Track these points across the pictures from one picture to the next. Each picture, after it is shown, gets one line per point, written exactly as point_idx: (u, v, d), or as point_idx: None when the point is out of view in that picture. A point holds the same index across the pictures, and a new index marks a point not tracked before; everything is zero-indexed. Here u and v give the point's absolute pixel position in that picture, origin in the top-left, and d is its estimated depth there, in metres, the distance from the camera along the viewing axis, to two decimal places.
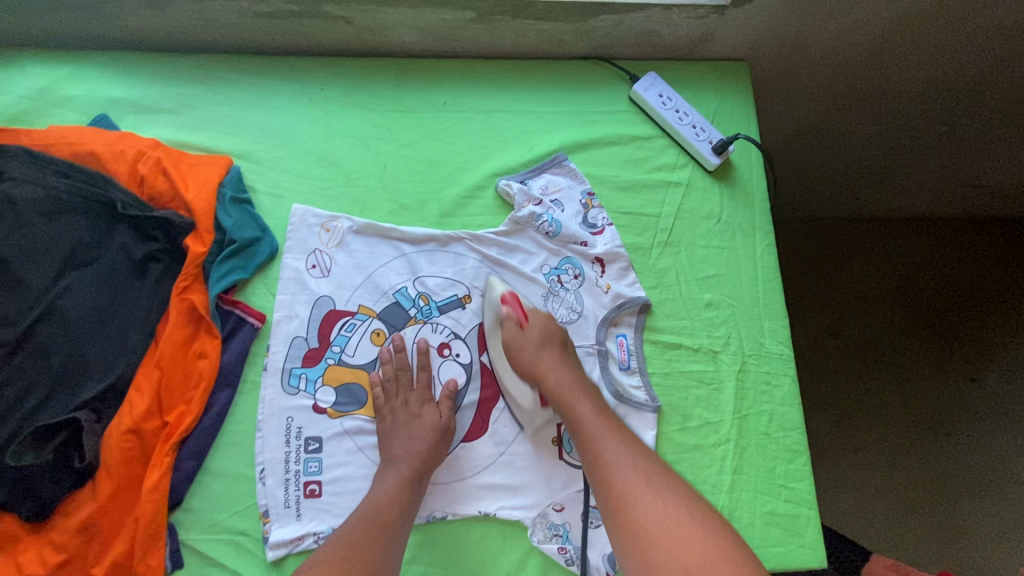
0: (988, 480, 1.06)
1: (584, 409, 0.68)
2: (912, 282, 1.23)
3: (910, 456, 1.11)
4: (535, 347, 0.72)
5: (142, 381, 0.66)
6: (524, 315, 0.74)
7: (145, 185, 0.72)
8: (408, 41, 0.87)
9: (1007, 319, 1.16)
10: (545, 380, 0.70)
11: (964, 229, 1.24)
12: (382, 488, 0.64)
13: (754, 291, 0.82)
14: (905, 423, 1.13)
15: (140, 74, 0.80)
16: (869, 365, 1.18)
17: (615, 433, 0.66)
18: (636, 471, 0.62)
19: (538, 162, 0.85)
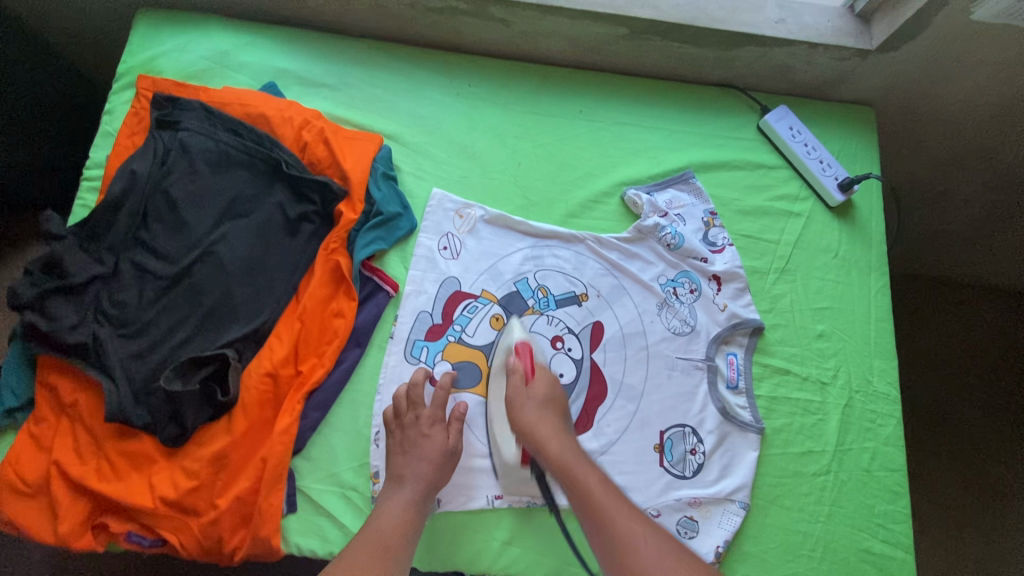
0: None
1: (591, 478, 0.63)
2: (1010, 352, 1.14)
3: (985, 523, 1.05)
4: (536, 408, 0.67)
5: (284, 330, 0.71)
6: (532, 371, 0.70)
7: (308, 151, 0.76)
8: (556, 50, 0.85)
9: None
10: (546, 447, 0.65)
11: None
12: (384, 518, 0.62)
13: (865, 329, 0.78)
14: (981, 490, 1.07)
15: (309, 49, 0.83)
16: (977, 452, 1.10)
17: (623, 508, 0.61)
18: (645, 542, 0.59)
19: (665, 177, 0.82)
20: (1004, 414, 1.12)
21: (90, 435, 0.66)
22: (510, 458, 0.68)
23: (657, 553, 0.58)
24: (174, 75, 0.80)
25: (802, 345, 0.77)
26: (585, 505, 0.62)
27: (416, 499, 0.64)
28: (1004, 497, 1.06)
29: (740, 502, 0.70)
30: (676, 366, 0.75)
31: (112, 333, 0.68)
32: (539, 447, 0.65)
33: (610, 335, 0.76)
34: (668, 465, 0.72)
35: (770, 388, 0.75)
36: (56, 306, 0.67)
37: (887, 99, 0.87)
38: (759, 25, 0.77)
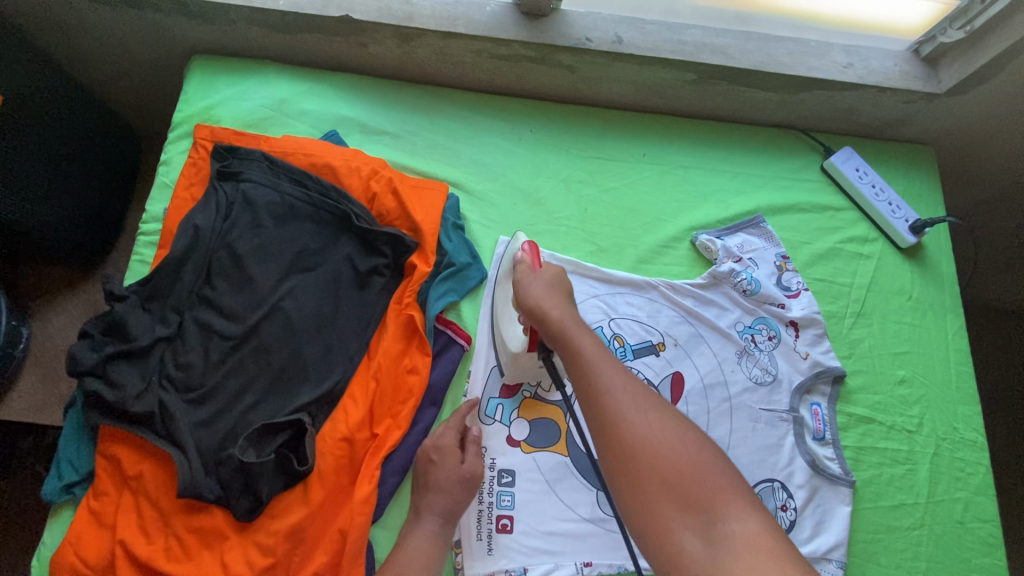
0: None
1: (586, 340, 0.54)
2: None
3: None
4: (542, 289, 0.61)
5: (358, 390, 0.68)
6: (540, 264, 0.66)
7: (376, 202, 0.74)
8: (619, 93, 0.84)
9: None
10: (547, 313, 0.57)
11: None
12: (408, 554, 0.60)
13: (946, 373, 0.77)
14: None
15: (370, 96, 0.82)
16: None
17: (613, 362, 0.51)
18: (628, 394, 0.49)
19: (734, 221, 0.81)
20: None
21: (156, 511, 0.62)
22: (515, 345, 0.68)
23: (646, 411, 0.48)
24: (233, 123, 0.78)
25: (885, 391, 0.75)
26: (580, 368, 0.52)
27: (440, 529, 0.63)
28: None
29: (837, 561, 0.68)
30: (760, 418, 0.73)
31: (178, 399, 0.65)
32: (540, 316, 0.58)
33: (690, 386, 0.74)
34: None
35: (856, 438, 0.73)
36: (120, 373, 0.64)
37: (947, 138, 0.87)
38: (830, 70, 0.77)
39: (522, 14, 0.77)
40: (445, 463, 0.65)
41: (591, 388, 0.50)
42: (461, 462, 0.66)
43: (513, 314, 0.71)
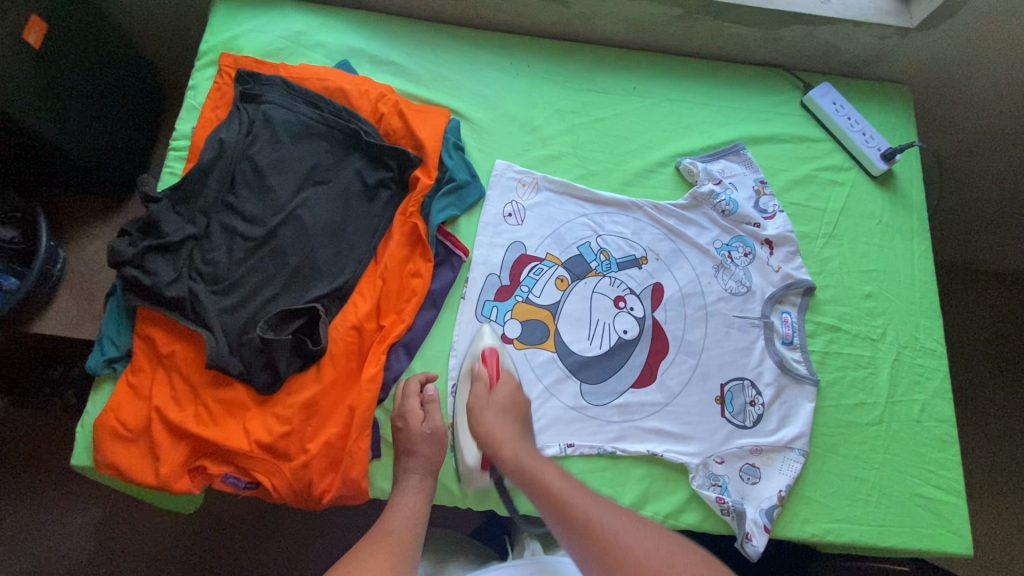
0: None
1: (552, 476, 0.64)
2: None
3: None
4: (497, 412, 0.69)
5: (367, 287, 0.75)
6: (496, 377, 0.72)
7: (384, 122, 0.81)
8: (611, 30, 0.90)
9: None
10: (502, 452, 0.66)
11: None
12: (399, 512, 0.64)
13: (910, 289, 0.82)
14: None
15: (379, 31, 0.89)
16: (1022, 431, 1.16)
17: (582, 492, 0.62)
18: (617, 529, 0.59)
19: (716, 149, 0.87)
20: None
21: (187, 383, 0.70)
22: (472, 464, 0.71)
23: (631, 530, 0.59)
24: (253, 53, 0.86)
25: (852, 304, 0.81)
26: (555, 505, 0.61)
27: (422, 483, 0.68)
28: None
29: (799, 449, 0.75)
30: (733, 323, 0.79)
31: (206, 289, 0.72)
32: (497, 451, 0.67)
33: (669, 295, 0.80)
34: (729, 416, 0.76)
35: (823, 344, 0.79)
36: (155, 263, 0.72)
37: (920, 77, 0.93)
38: (807, 5, 0.83)
39: None
40: (409, 420, 0.69)
41: (581, 531, 0.59)
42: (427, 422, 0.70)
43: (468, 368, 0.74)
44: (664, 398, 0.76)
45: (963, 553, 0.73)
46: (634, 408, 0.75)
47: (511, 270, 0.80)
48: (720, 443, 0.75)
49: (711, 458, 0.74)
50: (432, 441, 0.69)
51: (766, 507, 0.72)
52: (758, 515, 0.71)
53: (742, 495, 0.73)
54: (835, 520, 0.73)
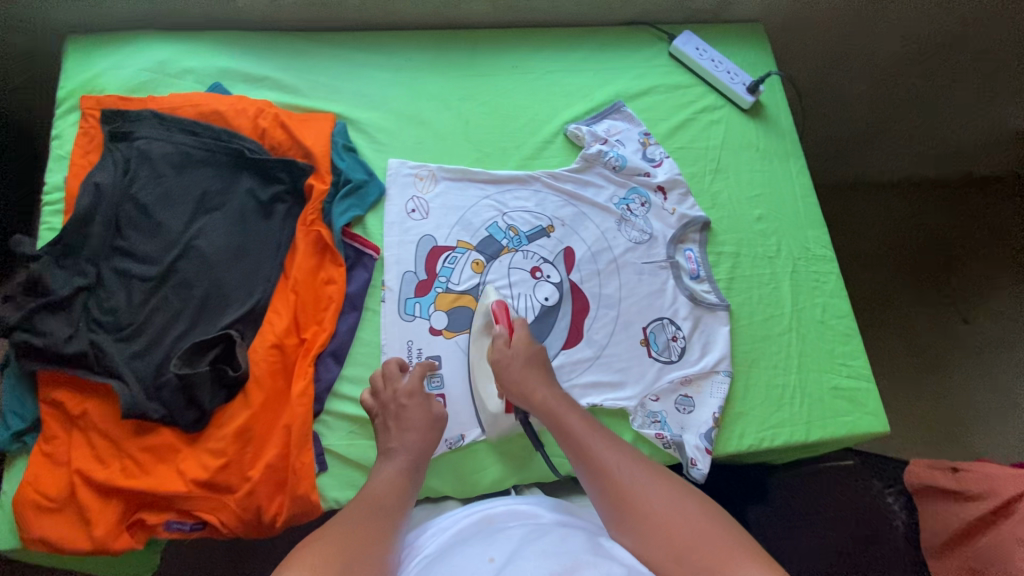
0: (988, 409, 1.20)
1: (573, 420, 0.66)
2: (906, 243, 1.33)
3: (928, 388, 1.24)
4: (520, 364, 0.71)
5: (281, 304, 0.74)
6: (513, 329, 0.74)
7: (267, 137, 0.80)
8: (479, 12, 0.92)
9: (985, 268, 1.29)
10: (531, 394, 0.69)
11: (941, 197, 1.35)
12: (379, 480, 0.62)
13: (794, 206, 0.89)
14: (915, 359, 1.26)
15: (249, 49, 0.87)
16: (906, 329, 1.28)
17: (601, 436, 0.65)
18: (633, 472, 0.61)
19: (599, 110, 0.91)
20: (924, 293, 1.30)
21: (107, 438, 0.67)
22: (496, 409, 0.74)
23: (650, 482, 0.60)
24: (117, 90, 0.82)
25: (746, 229, 0.87)
26: (576, 445, 0.64)
27: (407, 468, 0.65)
28: (930, 362, 1.26)
29: (724, 371, 0.80)
30: (643, 270, 0.84)
31: (110, 339, 0.69)
32: (523, 395, 0.69)
33: (580, 256, 0.84)
34: (656, 355, 0.80)
35: (726, 271, 0.85)
36: (46, 322, 0.68)
37: (768, 14, 1.01)
38: None
39: None
40: (404, 416, 0.68)
41: (600, 473, 0.61)
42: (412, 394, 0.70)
43: (484, 322, 0.77)
44: (594, 351, 0.80)
45: (882, 430, 0.79)
46: (567, 367, 0.78)
47: (429, 264, 0.80)
48: (652, 382, 0.79)
49: (647, 398, 0.78)
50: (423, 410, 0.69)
51: (705, 431, 0.77)
52: (699, 440, 0.76)
53: (681, 427, 0.77)
54: (766, 428, 0.78)
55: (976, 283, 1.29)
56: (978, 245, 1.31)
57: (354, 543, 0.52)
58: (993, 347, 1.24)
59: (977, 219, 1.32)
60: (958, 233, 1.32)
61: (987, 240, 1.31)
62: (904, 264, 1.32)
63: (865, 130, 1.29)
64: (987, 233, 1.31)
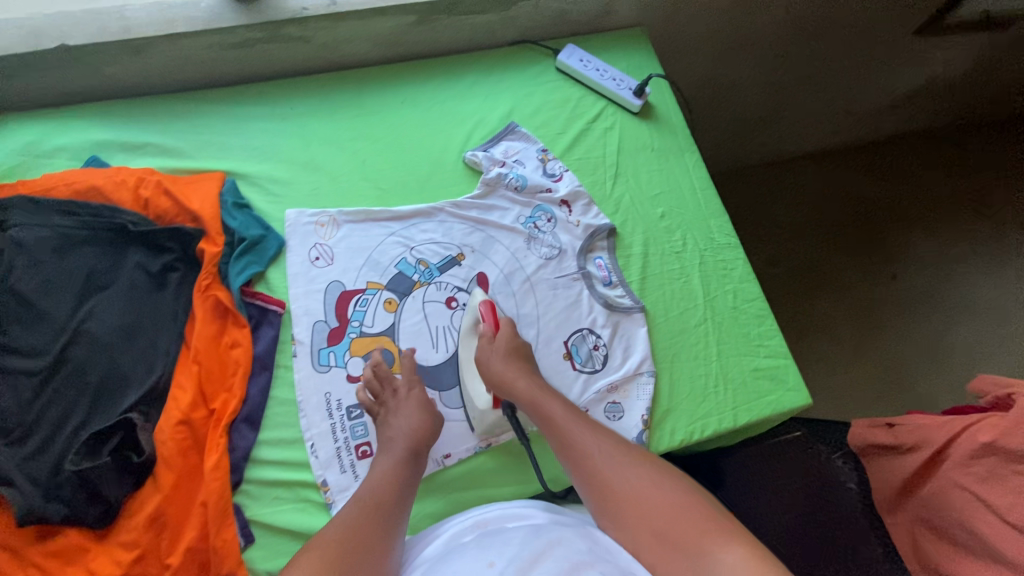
0: (864, 351, 1.53)
1: (555, 407, 0.69)
2: (790, 229, 1.67)
3: (823, 343, 1.55)
4: (502, 358, 0.72)
5: (184, 377, 0.71)
6: (497, 327, 0.74)
7: (150, 206, 0.77)
8: (362, 51, 0.92)
9: (848, 244, 1.66)
10: (512, 386, 0.70)
11: (809, 190, 1.71)
12: (375, 479, 0.65)
13: (694, 198, 0.92)
14: (810, 321, 1.57)
15: (125, 118, 0.85)
16: (801, 298, 1.60)
17: (585, 425, 0.68)
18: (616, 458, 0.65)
19: (494, 133, 0.92)
20: (809, 269, 1.63)
21: (8, 551, 0.63)
22: (489, 439, 0.74)
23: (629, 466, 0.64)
24: None
25: (651, 229, 0.89)
26: (556, 432, 0.68)
27: (405, 456, 0.67)
28: (820, 323, 1.57)
29: (647, 371, 0.81)
30: (558, 284, 0.85)
31: None
32: (507, 387, 0.70)
33: (494, 280, 0.83)
34: (580, 367, 0.81)
35: (637, 273, 0.87)
36: None
37: (646, 18, 1.04)
38: None
39: (237, 2, 0.82)
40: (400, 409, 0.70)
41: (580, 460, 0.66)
42: (398, 395, 0.72)
43: (470, 349, 0.77)
44: None
45: (804, 405, 0.81)
46: None
47: (340, 311, 0.78)
48: (580, 395, 0.79)
49: None
50: (412, 406, 0.71)
51: (637, 435, 0.77)
52: None
53: None
54: (696, 420, 0.79)
55: (842, 256, 1.64)
56: (841, 226, 1.68)
57: (342, 557, 0.56)
58: (862, 304, 1.59)
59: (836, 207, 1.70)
60: (820, 215, 1.68)
61: (846, 222, 1.68)
62: (789, 246, 1.65)
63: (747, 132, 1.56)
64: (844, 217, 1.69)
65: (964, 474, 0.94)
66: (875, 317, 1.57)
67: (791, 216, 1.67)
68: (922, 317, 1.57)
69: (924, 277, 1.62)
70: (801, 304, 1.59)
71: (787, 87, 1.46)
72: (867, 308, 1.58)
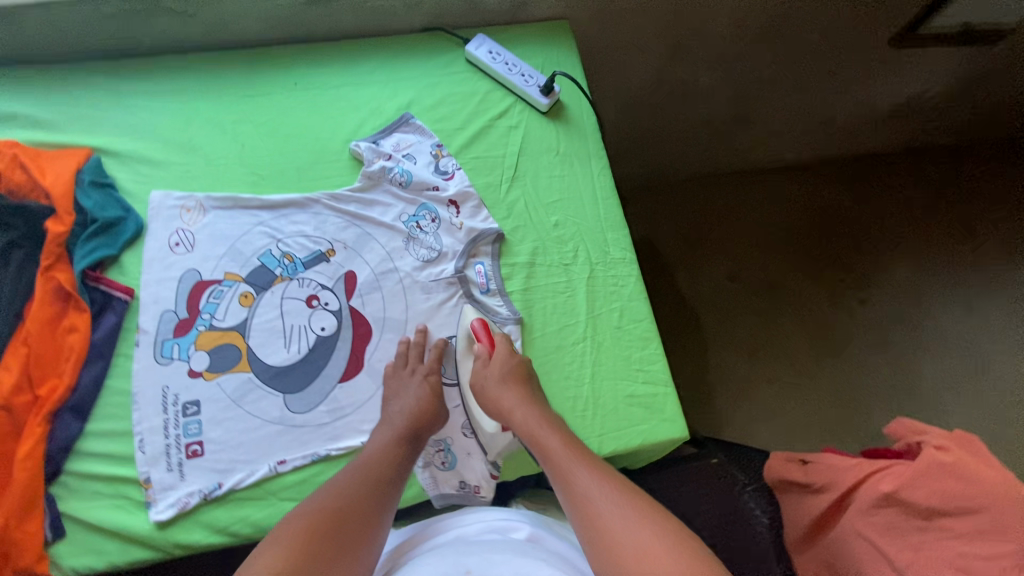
0: (814, 376, 1.46)
1: (550, 438, 0.66)
2: (751, 242, 1.59)
3: (770, 365, 1.47)
4: (496, 383, 0.71)
5: (10, 360, 0.68)
6: (493, 345, 0.75)
7: (3, 181, 0.75)
8: (256, 30, 0.88)
9: (813, 265, 1.58)
10: (511, 414, 0.68)
11: (775, 202, 1.63)
12: (369, 449, 0.67)
13: (594, 208, 0.86)
14: (757, 339, 1.50)
15: (1, 87, 0.82)
16: (756, 317, 1.52)
17: (588, 465, 0.64)
18: (621, 513, 0.58)
19: (386, 124, 0.87)
20: (765, 286, 1.55)
21: None
22: (494, 429, 0.74)
23: (612, 501, 0.59)
24: None
25: (543, 238, 0.84)
26: (546, 455, 0.65)
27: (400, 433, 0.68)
28: (770, 343, 1.49)
29: None
30: (431, 289, 0.79)
31: None
32: (505, 417, 0.69)
33: (362, 280, 0.79)
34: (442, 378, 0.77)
35: (520, 283, 0.82)
36: None
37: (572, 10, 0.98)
38: None
39: None
40: (405, 389, 0.71)
41: (567, 484, 0.62)
42: (413, 374, 0.72)
43: (467, 342, 0.78)
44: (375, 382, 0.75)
45: (678, 437, 0.76)
46: (345, 402, 0.73)
47: (191, 302, 0.75)
48: None
49: None
50: (420, 389, 0.71)
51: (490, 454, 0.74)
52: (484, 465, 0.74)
53: (466, 451, 0.74)
54: None
55: (802, 278, 1.56)
56: (807, 244, 1.60)
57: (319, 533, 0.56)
58: (820, 329, 1.51)
59: (802, 227, 1.61)
60: (784, 230, 1.61)
61: (812, 241, 1.60)
62: (746, 259, 1.57)
63: (711, 135, 1.48)
64: (810, 236, 1.60)
65: (867, 523, 0.83)
66: (829, 343, 1.50)
67: (753, 231, 1.60)
68: (879, 345, 1.49)
69: (890, 303, 1.53)
70: (754, 322, 1.52)
71: (749, 93, 1.38)
72: (825, 334, 1.51)
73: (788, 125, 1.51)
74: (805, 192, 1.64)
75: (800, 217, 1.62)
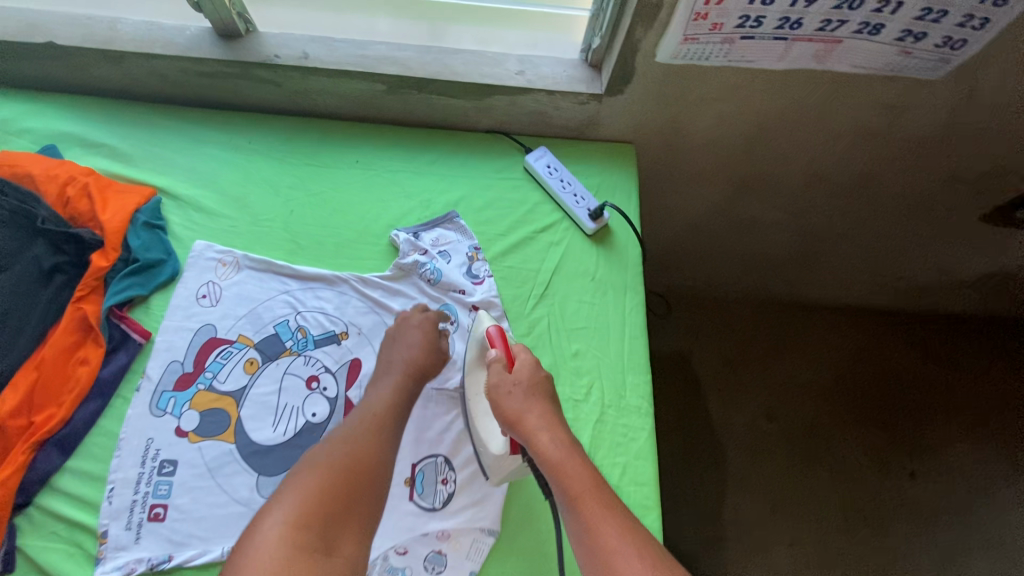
0: (836, 545, 1.30)
1: (576, 469, 0.63)
2: (795, 381, 1.48)
3: (790, 523, 1.32)
4: (523, 394, 0.68)
5: (19, 381, 0.70)
6: (511, 356, 0.72)
7: (69, 206, 0.80)
8: (333, 105, 0.92)
9: (857, 423, 1.44)
10: (536, 440, 0.65)
11: (824, 345, 1.53)
12: (365, 413, 0.69)
13: (619, 346, 0.82)
14: (782, 488, 1.35)
15: (97, 117, 0.89)
16: (784, 466, 1.38)
17: (609, 506, 0.60)
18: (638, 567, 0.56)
19: (431, 217, 0.88)
20: (800, 432, 1.42)
21: None
22: (499, 451, 0.69)
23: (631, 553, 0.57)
24: None
25: (558, 366, 0.80)
26: (565, 485, 0.62)
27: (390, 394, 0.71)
28: (794, 497, 1.35)
29: (487, 529, 0.70)
30: (431, 397, 0.77)
31: None
32: (527, 437, 0.65)
33: (366, 371, 0.77)
34: (417, 499, 0.70)
35: None
36: None
37: (641, 137, 0.96)
38: (500, 76, 0.86)
39: (218, 36, 0.85)
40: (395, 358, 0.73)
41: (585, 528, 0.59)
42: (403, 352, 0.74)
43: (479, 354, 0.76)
44: None
45: None
46: None
47: (200, 358, 0.76)
48: (403, 530, 0.69)
49: (390, 549, 0.68)
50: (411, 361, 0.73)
51: None
52: None
53: None
54: None
55: (843, 435, 1.42)
56: (854, 398, 1.47)
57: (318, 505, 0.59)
58: (853, 497, 1.35)
59: (850, 377, 1.49)
60: (832, 376, 1.49)
61: (859, 396, 1.47)
62: (785, 398, 1.46)
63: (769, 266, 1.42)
64: (858, 390, 1.48)
65: None
66: (860, 517, 1.33)
67: (797, 371, 1.49)
68: (919, 534, 1.32)
69: (940, 485, 1.37)
70: (782, 470, 1.37)
71: (820, 237, 1.30)
72: (857, 504, 1.35)
73: (852, 274, 1.43)
74: (857, 343, 1.54)
75: (849, 367, 1.50)
